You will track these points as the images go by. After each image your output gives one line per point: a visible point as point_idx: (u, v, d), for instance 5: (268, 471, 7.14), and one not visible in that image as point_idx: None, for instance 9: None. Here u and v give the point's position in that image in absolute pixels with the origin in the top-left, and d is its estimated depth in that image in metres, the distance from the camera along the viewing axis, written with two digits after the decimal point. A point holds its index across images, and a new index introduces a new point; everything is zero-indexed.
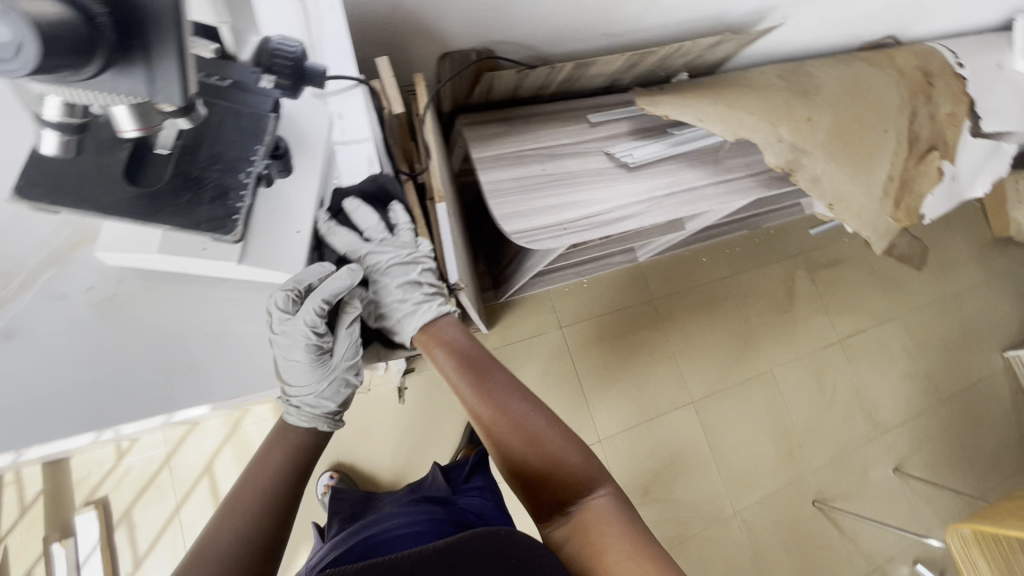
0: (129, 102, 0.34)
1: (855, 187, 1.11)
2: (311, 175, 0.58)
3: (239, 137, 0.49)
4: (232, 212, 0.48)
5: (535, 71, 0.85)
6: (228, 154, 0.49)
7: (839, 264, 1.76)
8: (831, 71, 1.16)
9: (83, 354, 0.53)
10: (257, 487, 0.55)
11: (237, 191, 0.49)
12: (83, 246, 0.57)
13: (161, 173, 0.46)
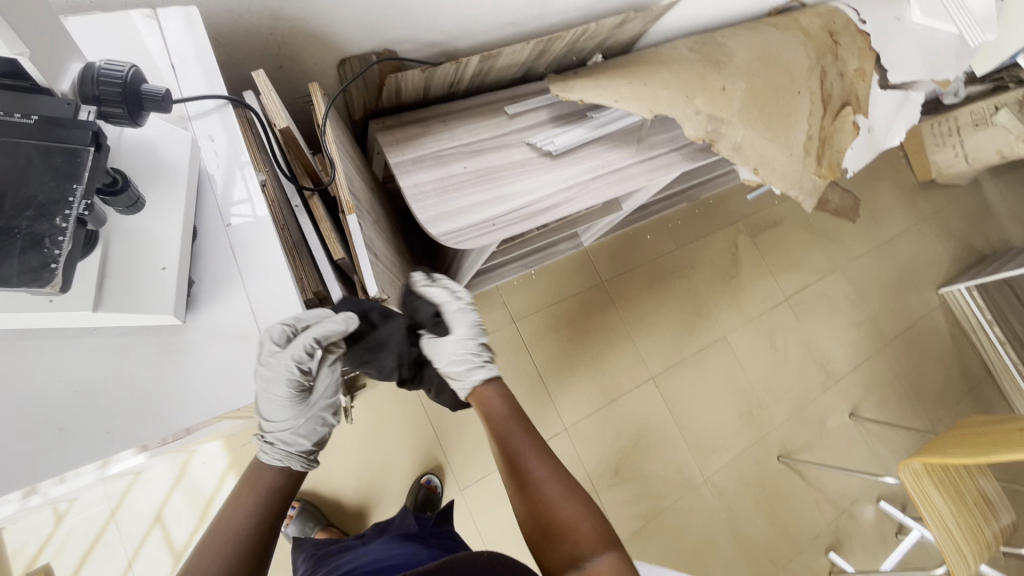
0: None
1: (776, 150, 1.13)
2: (173, 203, 0.48)
3: (50, 176, 0.39)
4: (50, 261, 0.38)
5: (441, 68, 0.84)
6: (39, 196, 0.39)
7: (779, 225, 1.81)
8: (741, 40, 1.18)
9: None
10: (229, 532, 0.48)
11: (55, 238, 0.38)
12: None
13: None
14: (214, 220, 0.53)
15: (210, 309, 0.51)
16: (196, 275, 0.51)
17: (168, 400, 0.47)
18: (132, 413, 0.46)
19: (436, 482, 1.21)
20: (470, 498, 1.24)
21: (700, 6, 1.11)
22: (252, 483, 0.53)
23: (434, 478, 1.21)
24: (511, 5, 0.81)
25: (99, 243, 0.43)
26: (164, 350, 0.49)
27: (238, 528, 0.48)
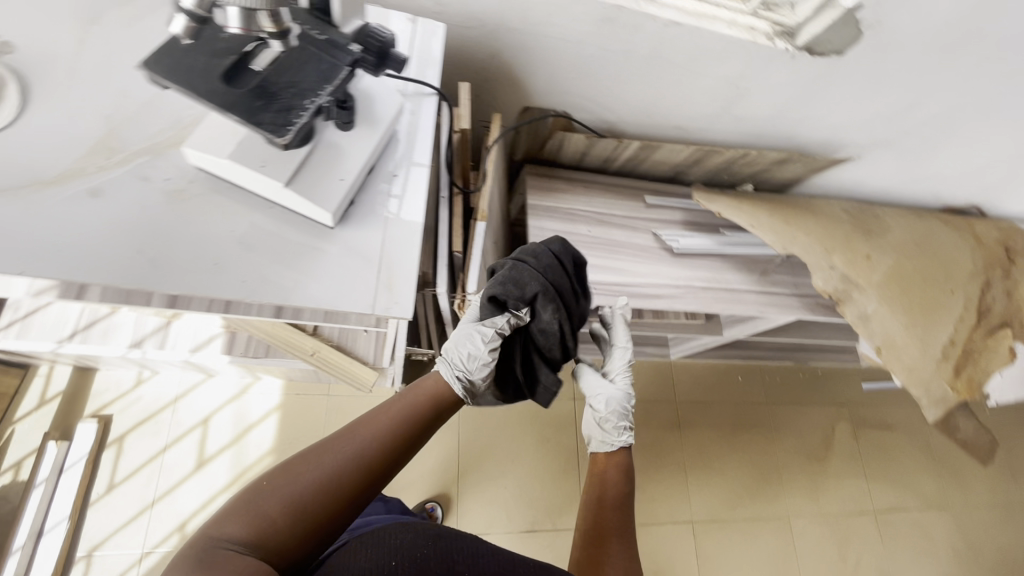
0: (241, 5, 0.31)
1: (907, 337, 1.06)
2: (371, 133, 0.50)
3: (315, 72, 0.40)
4: (290, 123, 0.38)
5: (602, 141, 0.94)
6: (302, 83, 0.40)
7: (889, 430, 1.63)
8: (902, 221, 1.16)
9: (112, 221, 0.44)
10: (390, 417, 0.50)
11: (299, 112, 0.39)
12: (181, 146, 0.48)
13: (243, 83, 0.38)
14: (388, 166, 0.54)
15: (353, 229, 0.50)
16: (356, 200, 0.51)
17: (280, 292, 0.46)
18: (251, 286, 0.46)
19: (437, 512, 1.18)
20: None
21: (867, 176, 1.12)
22: (425, 388, 0.56)
23: (437, 508, 1.19)
24: (686, 110, 0.91)
25: (308, 142, 0.46)
26: (298, 248, 0.48)
27: (396, 419, 0.50)
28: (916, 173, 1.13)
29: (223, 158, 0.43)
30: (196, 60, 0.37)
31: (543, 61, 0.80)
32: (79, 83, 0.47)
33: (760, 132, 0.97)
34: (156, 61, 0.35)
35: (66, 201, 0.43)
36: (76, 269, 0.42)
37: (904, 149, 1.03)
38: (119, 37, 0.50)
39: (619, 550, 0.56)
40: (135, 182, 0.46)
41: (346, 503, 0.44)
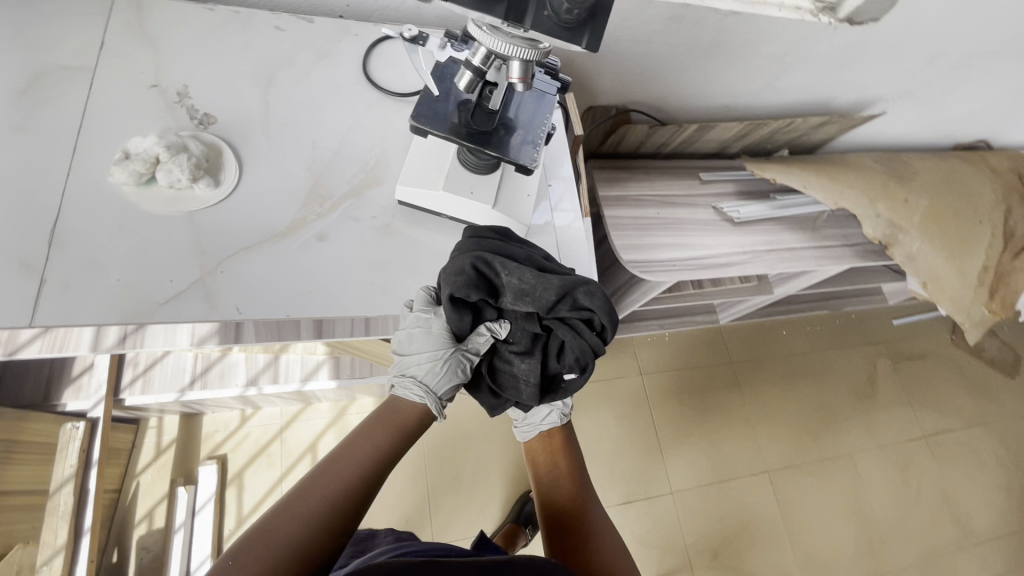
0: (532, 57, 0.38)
1: (949, 269, 1.16)
2: None
3: (535, 106, 0.47)
4: (531, 153, 0.45)
5: (663, 128, 1.00)
6: (526, 117, 0.47)
7: (925, 360, 1.74)
8: (927, 164, 1.25)
9: (340, 259, 0.49)
10: (349, 465, 0.50)
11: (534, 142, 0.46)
12: (372, 186, 0.53)
13: (486, 123, 0.45)
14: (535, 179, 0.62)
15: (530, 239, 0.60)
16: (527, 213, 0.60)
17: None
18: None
19: None
20: None
21: (889, 127, 1.21)
22: (390, 423, 0.55)
23: None
24: (734, 88, 0.98)
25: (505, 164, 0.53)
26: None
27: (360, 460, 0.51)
28: (933, 117, 1.22)
29: (439, 191, 0.49)
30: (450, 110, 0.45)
31: (610, 63, 0.86)
32: (279, 141, 0.53)
33: (798, 100, 1.05)
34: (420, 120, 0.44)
35: (299, 247, 0.49)
36: (332, 305, 0.47)
37: (925, 97, 1.12)
38: (296, 96, 0.55)
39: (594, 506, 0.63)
40: (349, 223, 0.51)
41: (314, 552, 0.45)
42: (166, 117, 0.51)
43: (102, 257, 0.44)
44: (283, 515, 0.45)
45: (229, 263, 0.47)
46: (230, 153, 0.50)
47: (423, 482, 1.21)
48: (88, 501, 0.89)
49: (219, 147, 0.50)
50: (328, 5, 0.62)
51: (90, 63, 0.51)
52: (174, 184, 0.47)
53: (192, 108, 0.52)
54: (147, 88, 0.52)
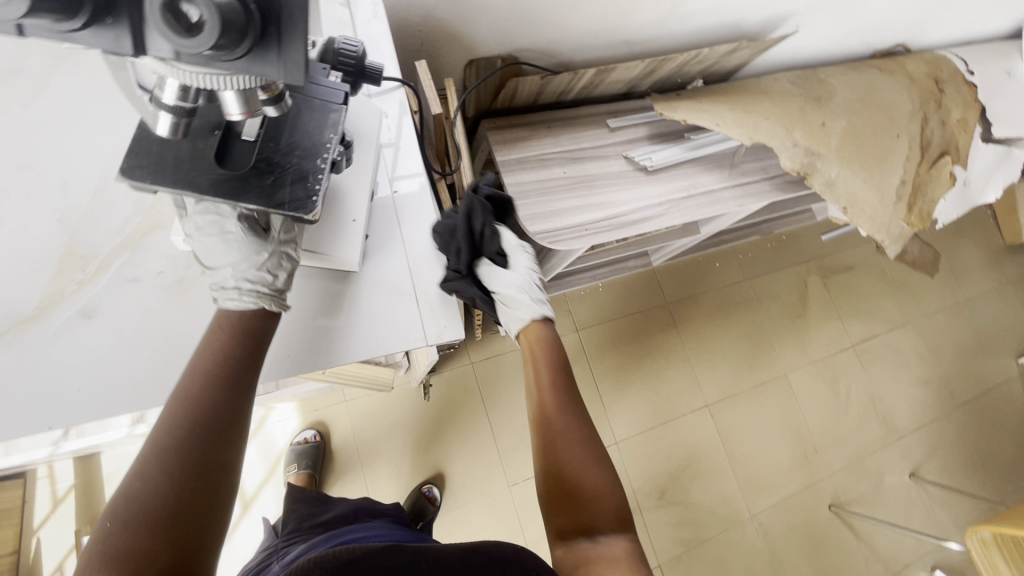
0: (237, 91, 0.33)
1: (868, 190, 1.12)
2: (366, 169, 0.55)
3: (315, 127, 0.47)
4: (312, 194, 0.45)
5: (556, 77, 0.89)
6: (304, 141, 0.46)
7: (852, 270, 1.78)
8: (844, 78, 1.19)
9: (119, 336, 0.45)
10: (189, 395, 0.41)
11: (316, 175, 0.46)
12: (156, 233, 0.49)
13: (246, 158, 0.45)
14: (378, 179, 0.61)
15: (371, 263, 0.56)
16: (368, 232, 0.57)
17: (336, 340, 0.53)
18: (297, 356, 0.52)
19: (436, 493, 1.16)
20: (517, 496, 1.22)
21: (805, 42, 1.13)
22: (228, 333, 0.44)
23: (434, 488, 1.16)
24: (632, 21, 0.86)
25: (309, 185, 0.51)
26: (321, 294, 0.54)
27: (211, 395, 0.41)
28: (849, 27, 1.14)
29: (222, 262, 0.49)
30: (188, 161, 0.42)
31: (480, 9, 0.73)
32: (19, 208, 0.46)
33: (705, 26, 0.95)
34: (129, 170, 0.41)
35: (69, 338, 0.44)
36: (109, 406, 0.43)
37: (839, 7, 1.03)
38: (43, 141, 0.47)
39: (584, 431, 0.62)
40: (130, 287, 0.46)
41: (194, 499, 0.38)
42: None
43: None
44: (139, 502, 0.37)
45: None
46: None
47: (361, 480, 1.16)
48: None
49: None
50: None
51: None
52: None
53: None
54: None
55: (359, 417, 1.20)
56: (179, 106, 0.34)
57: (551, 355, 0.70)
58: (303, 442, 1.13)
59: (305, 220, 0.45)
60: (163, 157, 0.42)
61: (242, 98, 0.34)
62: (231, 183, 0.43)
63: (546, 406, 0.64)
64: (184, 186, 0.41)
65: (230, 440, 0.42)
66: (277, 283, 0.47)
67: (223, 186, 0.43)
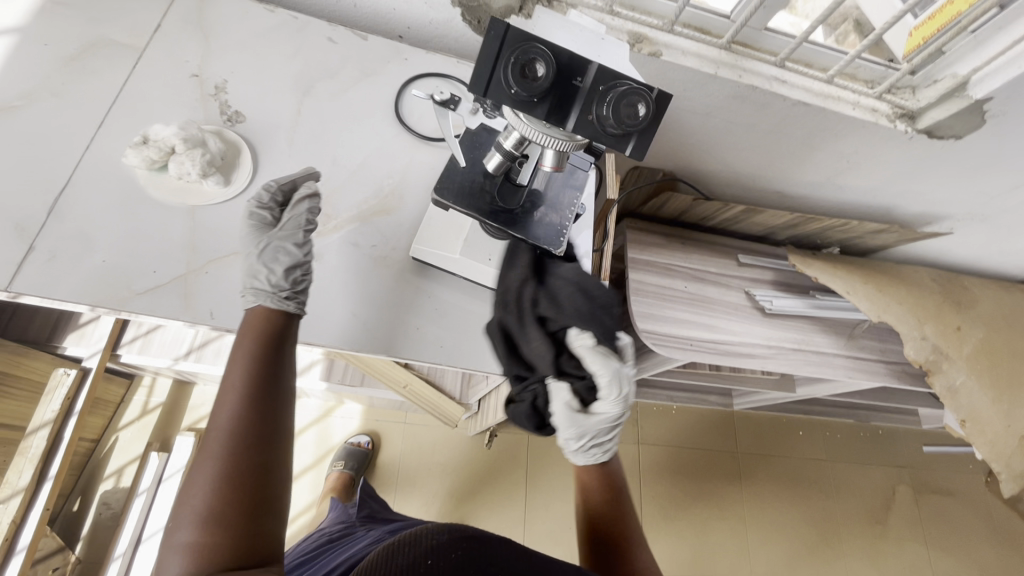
0: (558, 149, 0.43)
1: (996, 412, 1.04)
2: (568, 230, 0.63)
3: (567, 188, 0.58)
4: (560, 237, 0.56)
5: (707, 203, 0.97)
6: (557, 196, 0.58)
7: (951, 496, 1.59)
8: (991, 293, 1.16)
9: (330, 283, 0.55)
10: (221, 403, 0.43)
11: (564, 223, 0.56)
12: (379, 215, 0.59)
13: (517, 196, 0.54)
14: None
15: None
16: None
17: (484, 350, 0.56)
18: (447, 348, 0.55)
19: None
20: None
21: (956, 247, 1.14)
22: (250, 337, 0.47)
23: None
24: (791, 177, 0.94)
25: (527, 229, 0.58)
26: (473, 308, 0.58)
27: (238, 396, 0.43)
28: (1007, 247, 1.13)
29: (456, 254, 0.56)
30: (477, 191, 0.54)
31: (663, 129, 0.84)
32: (296, 162, 0.60)
33: (859, 201, 1.00)
34: (442, 190, 0.53)
35: None
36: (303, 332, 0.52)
37: (1001, 225, 1.04)
38: (327, 120, 0.62)
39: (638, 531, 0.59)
40: (350, 248, 0.57)
41: (246, 496, 0.39)
42: (200, 108, 0.59)
43: (138, 243, 0.52)
44: (196, 504, 0.38)
45: (229, 266, 0.53)
46: (248, 161, 0.58)
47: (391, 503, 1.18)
48: (59, 448, 0.95)
49: (238, 146, 0.58)
50: (390, 26, 0.68)
51: (139, 51, 0.60)
52: (186, 176, 0.55)
53: (225, 104, 0.60)
54: (189, 78, 0.60)
55: (410, 444, 1.24)
56: (511, 152, 0.49)
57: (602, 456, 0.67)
58: (356, 444, 1.19)
59: (550, 254, 0.56)
60: (461, 185, 0.54)
61: (558, 155, 0.46)
62: (503, 218, 0.54)
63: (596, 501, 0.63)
64: (473, 211, 0.53)
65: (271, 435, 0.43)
66: (275, 277, 0.50)
67: (498, 215, 0.54)
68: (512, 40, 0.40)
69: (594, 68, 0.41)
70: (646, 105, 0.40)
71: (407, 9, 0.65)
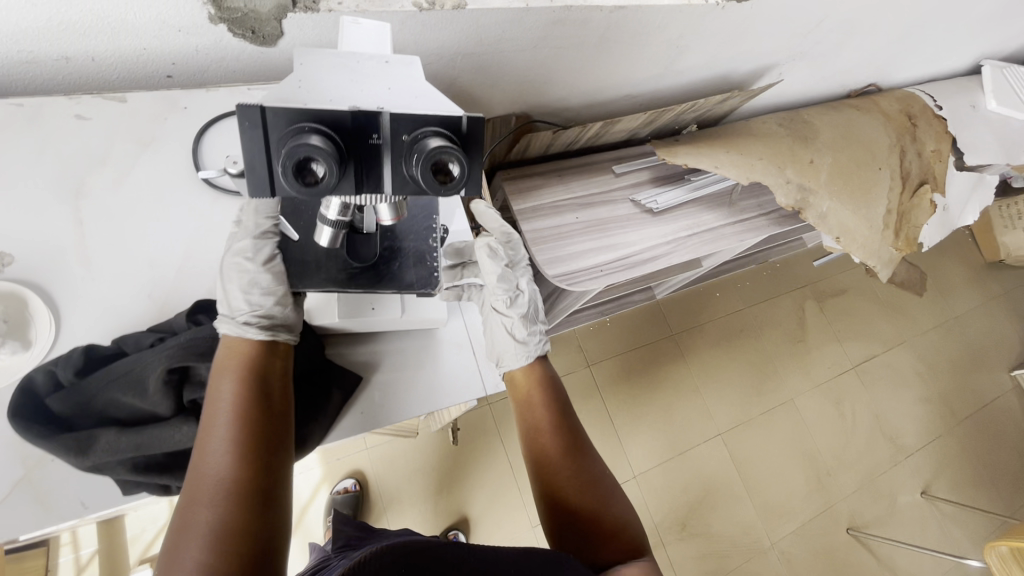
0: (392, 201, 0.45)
1: (858, 220, 1.18)
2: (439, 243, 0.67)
3: (423, 217, 0.61)
4: (433, 271, 0.57)
5: (566, 131, 0.95)
6: (415, 228, 0.60)
7: (845, 293, 1.84)
8: (826, 118, 1.28)
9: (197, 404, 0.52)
10: (211, 436, 0.42)
11: (431, 254, 0.59)
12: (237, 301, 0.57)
13: (370, 250, 0.56)
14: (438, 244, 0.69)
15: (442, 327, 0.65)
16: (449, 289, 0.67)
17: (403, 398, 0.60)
18: (369, 413, 0.59)
19: (462, 538, 1.16)
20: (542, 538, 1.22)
21: (787, 87, 1.22)
22: (237, 365, 0.46)
23: (460, 534, 1.16)
24: (633, 79, 0.94)
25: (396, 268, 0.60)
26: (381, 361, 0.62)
27: (241, 427, 0.42)
28: (826, 72, 1.24)
29: (337, 318, 0.58)
30: (324, 260, 0.56)
31: (496, 78, 0.81)
32: (114, 282, 0.53)
33: (697, 79, 1.03)
34: (285, 276, 0.55)
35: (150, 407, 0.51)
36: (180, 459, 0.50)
37: (817, 57, 1.13)
38: (128, 219, 0.55)
39: (594, 460, 0.56)
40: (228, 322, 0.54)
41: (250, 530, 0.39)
42: None
43: None
44: (202, 544, 0.37)
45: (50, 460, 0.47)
46: (42, 306, 0.50)
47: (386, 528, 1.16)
48: None
49: (16, 295, 0.50)
50: (151, 68, 0.58)
51: None
52: None
53: None
54: None
55: (381, 466, 1.21)
56: (340, 220, 0.48)
57: (544, 385, 0.62)
58: (344, 491, 1.15)
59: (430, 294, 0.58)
60: (307, 260, 0.56)
61: (393, 208, 0.46)
62: (365, 277, 0.55)
63: (549, 442, 0.57)
64: (331, 284, 0.54)
65: (274, 462, 0.43)
66: (242, 296, 0.51)
67: (358, 277, 0.55)
68: (281, 131, 0.38)
69: (385, 121, 0.39)
70: (455, 161, 0.39)
71: (161, 45, 0.55)
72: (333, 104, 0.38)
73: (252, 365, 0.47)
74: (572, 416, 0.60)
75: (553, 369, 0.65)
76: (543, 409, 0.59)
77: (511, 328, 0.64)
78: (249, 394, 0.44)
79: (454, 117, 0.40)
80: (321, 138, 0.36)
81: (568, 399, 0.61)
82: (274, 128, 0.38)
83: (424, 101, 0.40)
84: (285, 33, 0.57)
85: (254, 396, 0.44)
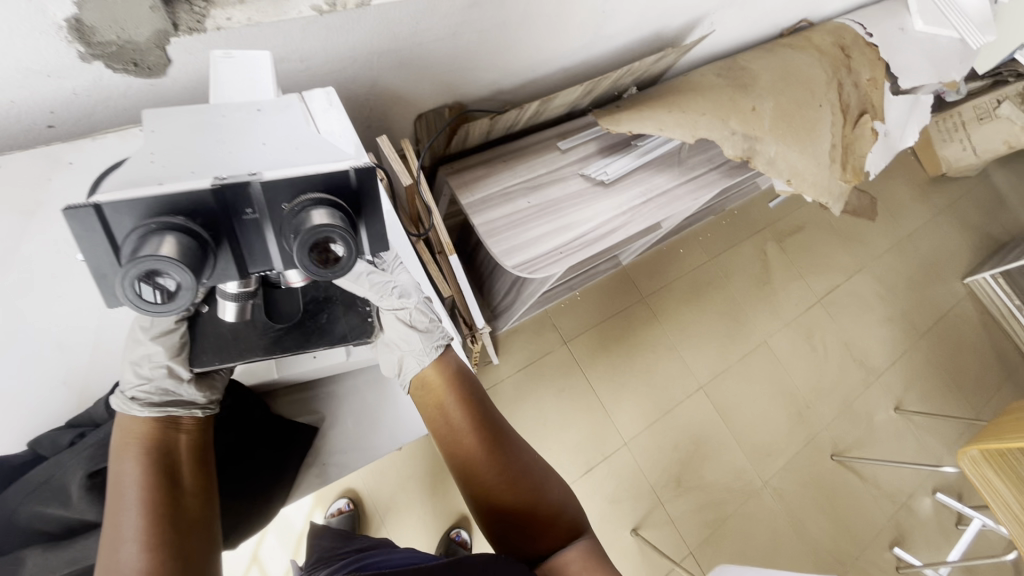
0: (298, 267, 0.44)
1: (806, 160, 1.19)
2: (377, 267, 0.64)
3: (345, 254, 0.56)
4: (365, 315, 0.56)
5: (504, 115, 0.92)
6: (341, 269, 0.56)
7: (803, 230, 1.88)
8: (762, 62, 1.27)
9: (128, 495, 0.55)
10: (121, 525, 0.45)
11: (361, 298, 0.57)
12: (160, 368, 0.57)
13: (292, 304, 0.53)
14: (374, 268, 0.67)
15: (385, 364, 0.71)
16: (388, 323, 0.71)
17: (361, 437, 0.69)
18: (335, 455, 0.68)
19: (466, 536, 1.16)
20: None
21: (721, 36, 1.20)
22: (139, 448, 0.48)
23: (463, 532, 1.17)
24: (564, 51, 0.91)
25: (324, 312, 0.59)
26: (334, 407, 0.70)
27: (150, 512, 0.45)
28: (757, 15, 1.22)
29: (275, 374, 0.63)
30: (242, 331, 0.52)
31: (419, 72, 0.76)
32: (33, 369, 0.52)
33: (629, 41, 1.00)
34: (199, 359, 0.51)
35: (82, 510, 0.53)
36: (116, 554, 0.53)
37: (745, 2, 1.11)
38: (29, 296, 0.52)
39: (512, 447, 0.59)
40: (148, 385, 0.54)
41: None
42: None
43: None
44: None
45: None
46: None
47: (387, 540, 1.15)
48: None
49: None
50: (28, 118, 0.53)
51: None
52: None
53: None
54: None
55: (372, 481, 1.19)
56: (243, 293, 0.46)
57: (457, 383, 0.61)
58: (338, 512, 1.14)
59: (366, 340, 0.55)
60: (222, 334, 0.52)
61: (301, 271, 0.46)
62: (291, 339, 0.51)
63: (470, 444, 0.58)
64: (256, 352, 0.51)
65: (187, 535, 0.47)
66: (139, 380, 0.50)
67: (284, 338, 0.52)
68: (138, 232, 0.36)
69: (254, 192, 0.38)
70: (336, 244, 0.38)
71: (32, 92, 0.50)
72: (194, 176, 0.38)
73: (151, 447, 0.49)
74: (486, 409, 0.61)
75: (461, 360, 0.64)
76: (459, 411, 0.59)
77: (410, 318, 0.59)
78: (153, 478, 0.47)
79: (336, 173, 0.39)
80: (169, 247, 0.35)
81: (481, 392, 0.62)
82: (120, 226, 0.37)
83: (301, 156, 0.40)
84: (173, 60, 0.53)
85: (155, 483, 0.47)
